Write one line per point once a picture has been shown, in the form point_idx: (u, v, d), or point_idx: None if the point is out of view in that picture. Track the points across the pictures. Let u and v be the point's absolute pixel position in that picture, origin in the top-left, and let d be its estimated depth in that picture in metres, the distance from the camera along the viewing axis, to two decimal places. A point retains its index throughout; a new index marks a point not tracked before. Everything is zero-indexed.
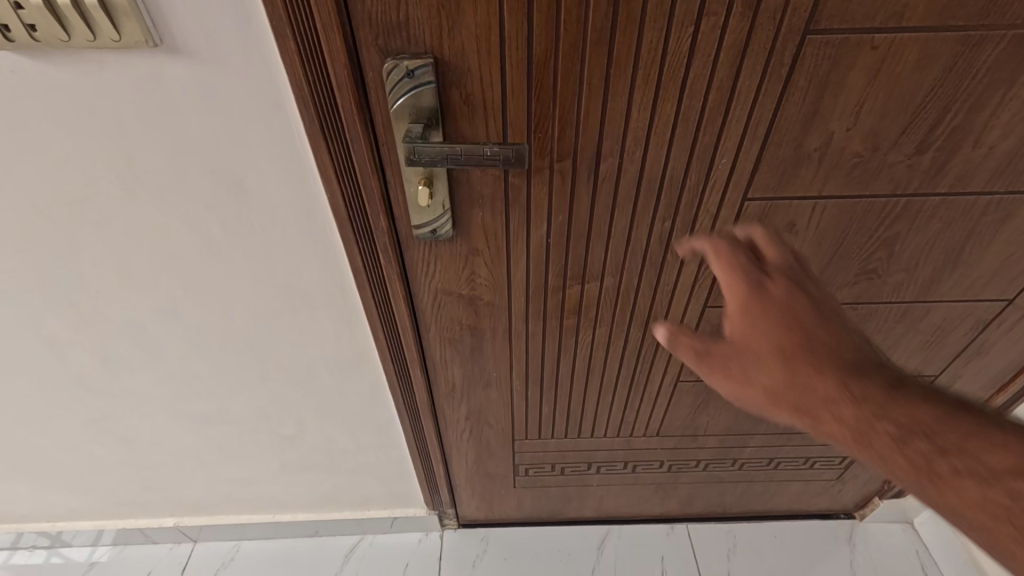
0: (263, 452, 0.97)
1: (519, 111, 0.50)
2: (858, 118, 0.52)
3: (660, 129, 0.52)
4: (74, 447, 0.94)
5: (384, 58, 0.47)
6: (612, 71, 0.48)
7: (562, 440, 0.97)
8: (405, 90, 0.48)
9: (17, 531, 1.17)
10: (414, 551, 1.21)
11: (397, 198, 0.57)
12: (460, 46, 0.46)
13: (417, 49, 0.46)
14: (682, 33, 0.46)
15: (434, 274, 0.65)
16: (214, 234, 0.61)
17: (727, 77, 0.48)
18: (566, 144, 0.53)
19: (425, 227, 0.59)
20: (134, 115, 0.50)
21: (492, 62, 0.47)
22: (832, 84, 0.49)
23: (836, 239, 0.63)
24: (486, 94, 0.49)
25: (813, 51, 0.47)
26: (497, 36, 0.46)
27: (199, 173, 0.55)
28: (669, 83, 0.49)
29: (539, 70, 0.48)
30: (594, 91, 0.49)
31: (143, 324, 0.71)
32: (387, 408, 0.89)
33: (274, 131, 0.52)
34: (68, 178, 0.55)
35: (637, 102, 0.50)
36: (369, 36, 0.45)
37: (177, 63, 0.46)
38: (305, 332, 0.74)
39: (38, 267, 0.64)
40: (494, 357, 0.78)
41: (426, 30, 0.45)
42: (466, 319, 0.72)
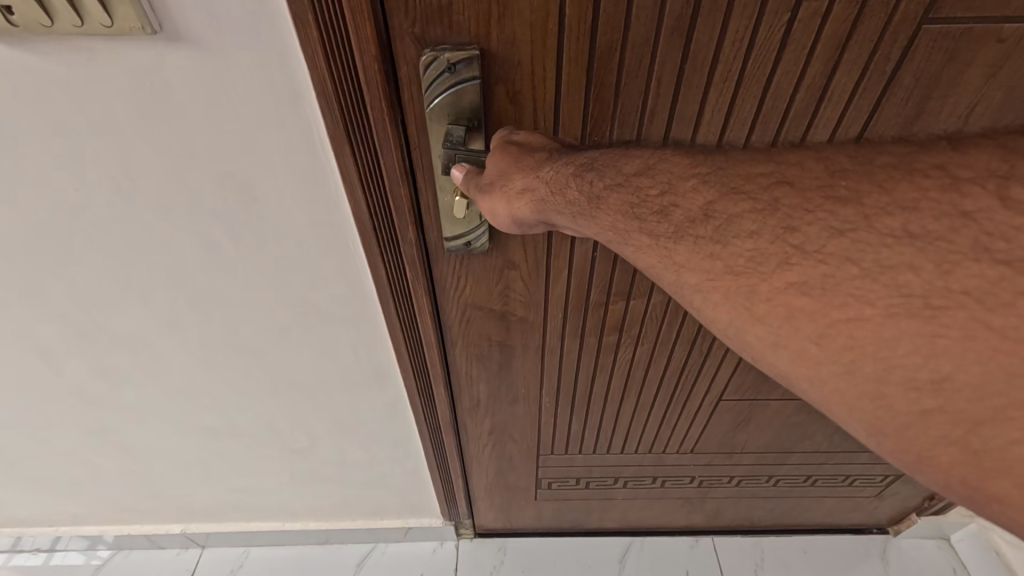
0: (273, 464, 0.92)
1: (574, 110, 0.44)
2: (966, 124, 0.44)
3: (735, 134, 0.45)
4: (74, 457, 0.89)
5: (421, 49, 0.40)
6: (687, 65, 0.41)
7: (589, 455, 0.92)
8: (445, 87, 0.41)
9: (18, 534, 1.13)
10: (428, 561, 1.17)
11: (428, 208, 0.50)
12: (511, 35, 0.40)
13: (460, 39, 0.40)
14: (776, 22, 0.39)
15: (463, 288, 0.59)
16: (220, 244, 0.55)
17: (822, 73, 0.41)
18: None
19: (458, 239, 0.52)
20: (130, 112, 0.44)
21: (547, 54, 0.41)
22: (942, 84, 0.42)
23: None
24: (537, 91, 0.43)
25: (928, 43, 0.39)
26: (555, 23, 0.39)
27: (205, 179, 0.49)
28: (751, 81, 0.42)
29: (601, 64, 0.41)
30: (664, 88, 0.42)
31: (143, 337, 0.66)
32: (406, 421, 0.83)
33: (289, 131, 0.45)
34: (55, 182, 0.49)
35: (711, 101, 0.43)
36: (405, 23, 0.39)
37: (178, 53, 0.40)
38: (321, 347, 0.68)
39: (28, 277, 0.58)
40: (524, 373, 0.72)
41: (472, 17, 0.39)
42: (496, 336, 0.66)
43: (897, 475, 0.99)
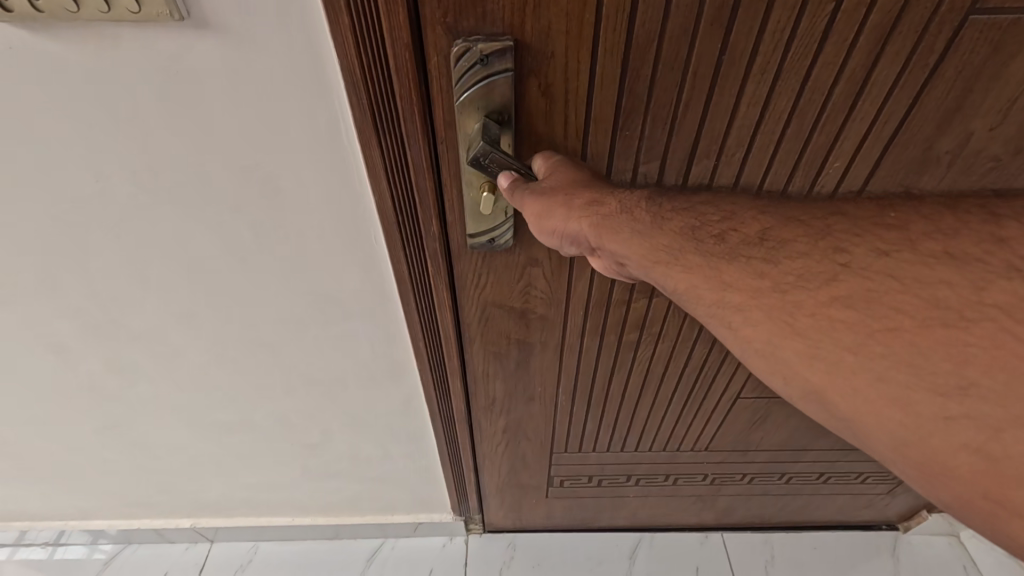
0: (285, 459, 0.92)
1: (607, 103, 0.43)
2: (1005, 117, 0.43)
3: (770, 127, 0.44)
4: (85, 452, 0.89)
5: (452, 39, 0.39)
6: (725, 58, 0.40)
7: (603, 453, 0.91)
8: (476, 81, 0.40)
9: (26, 528, 1.12)
10: (439, 557, 1.17)
11: (453, 206, 0.49)
12: (547, 26, 0.38)
13: (494, 30, 0.39)
14: (820, 13, 0.38)
15: (484, 286, 0.58)
16: (240, 237, 0.54)
17: (863, 65, 0.40)
18: (655, 144, 0.45)
19: (482, 236, 0.51)
20: (153, 102, 0.43)
21: (582, 46, 0.39)
22: (986, 77, 0.41)
23: None
24: (570, 83, 0.42)
25: (973, 34, 0.38)
26: (592, 12, 0.38)
27: (228, 173, 0.48)
28: (789, 73, 0.41)
29: (637, 56, 0.40)
30: (700, 80, 0.41)
31: (159, 332, 0.65)
32: (421, 417, 0.83)
33: (316, 121, 0.44)
34: (75, 173, 0.48)
35: (747, 95, 0.42)
36: (435, 13, 0.37)
37: (206, 40, 0.39)
38: (339, 343, 0.67)
39: (44, 270, 0.57)
40: (541, 369, 0.71)
41: (507, 7, 0.37)
42: (515, 334, 0.65)
43: None
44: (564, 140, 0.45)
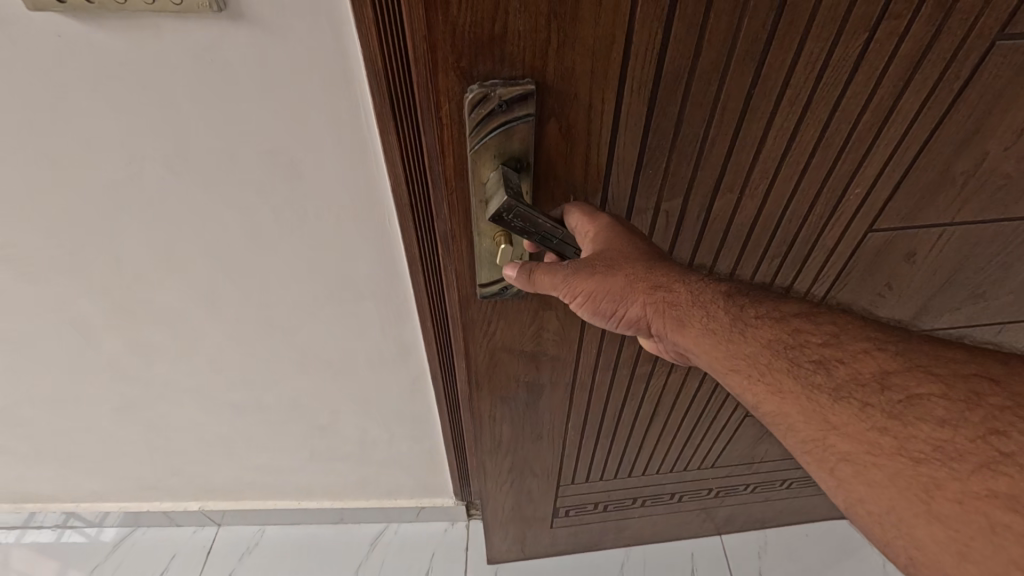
0: (295, 442, 0.95)
1: (631, 143, 0.46)
2: (1019, 139, 0.48)
3: (795, 158, 0.49)
4: (101, 433, 0.91)
5: (468, 84, 0.40)
6: (753, 95, 0.43)
7: (610, 480, 0.95)
8: (494, 128, 0.42)
9: (37, 511, 1.15)
10: (440, 541, 1.20)
11: (464, 249, 0.52)
12: (568, 68, 0.40)
13: (513, 75, 0.40)
14: (853, 43, 0.40)
15: (496, 331, 0.61)
16: (261, 219, 0.57)
17: (890, 94, 0.44)
18: (681, 175, 0.49)
19: (495, 281, 0.54)
20: (188, 89, 0.46)
21: (605, 87, 0.42)
22: (1004, 101, 0.45)
23: (955, 262, 0.63)
24: (589, 124, 0.44)
25: (998, 59, 0.42)
26: (619, 52, 0.40)
27: (255, 157, 0.51)
28: (819, 104, 0.44)
29: (666, 93, 0.42)
30: (726, 117, 0.44)
31: (180, 312, 0.68)
32: (427, 400, 0.86)
33: (338, 109, 0.47)
34: (110, 156, 0.51)
35: (774, 129, 0.46)
36: (449, 59, 0.39)
37: (240, 31, 0.42)
38: (351, 325, 0.70)
39: (75, 250, 0.60)
40: (551, 406, 0.75)
41: (529, 52, 0.39)
42: (525, 373, 0.68)
43: None
44: (582, 178, 0.48)
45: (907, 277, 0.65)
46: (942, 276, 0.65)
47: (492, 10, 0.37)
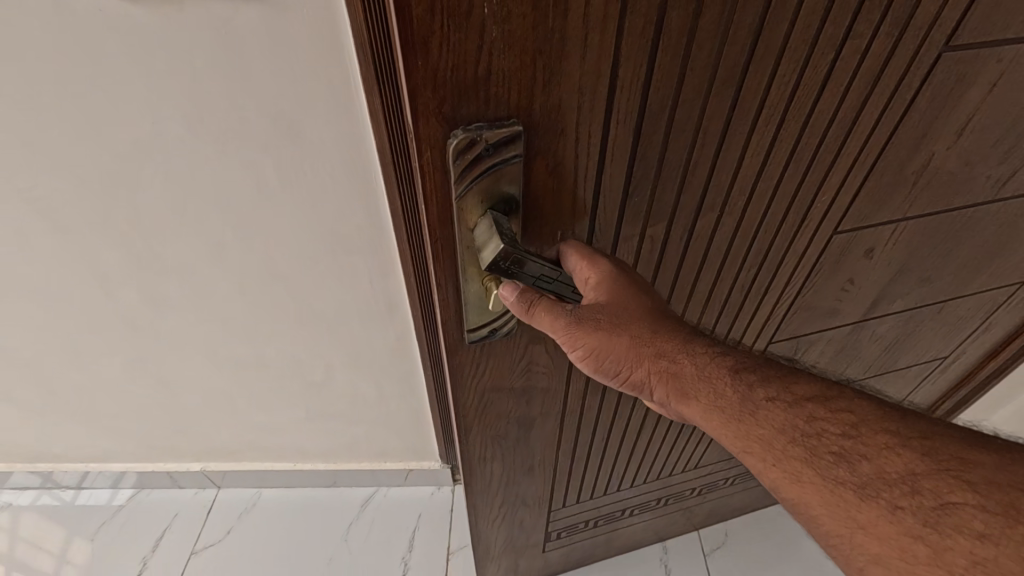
0: (292, 399, 1.03)
1: (618, 173, 0.46)
2: (958, 138, 0.57)
3: (770, 172, 0.53)
4: (114, 386, 1.00)
5: (451, 130, 0.39)
6: (733, 117, 0.46)
7: (600, 496, 1.02)
8: (482, 173, 0.41)
9: (49, 470, 1.23)
10: (427, 503, 1.28)
11: (452, 293, 0.50)
12: (554, 104, 0.40)
13: (496, 116, 0.39)
14: (821, 61, 0.45)
15: (484, 370, 0.61)
16: (265, 176, 0.66)
17: (852, 108, 0.50)
18: (665, 202, 0.51)
19: (483, 319, 0.53)
20: (206, 57, 0.55)
21: (592, 124, 0.42)
22: (947, 106, 0.53)
23: (906, 254, 0.71)
24: (574, 159, 0.44)
25: (944, 66, 0.49)
26: (605, 84, 0.40)
27: (263, 120, 0.60)
28: (792, 119, 0.49)
29: (651, 120, 0.43)
30: (708, 140, 0.47)
31: (191, 264, 0.77)
32: (412, 357, 0.95)
33: (332, 77, 0.57)
34: (138, 116, 0.60)
35: (751, 148, 0.50)
36: (432, 104, 0.38)
37: (251, 8, 0.51)
38: (343, 280, 0.79)
39: (103, 202, 0.69)
40: (542, 436, 0.78)
41: (513, 90, 0.38)
42: (517, 409, 0.70)
43: None
44: (568, 213, 0.48)
45: (870, 272, 0.73)
46: (888, 264, 0.72)
47: (475, 53, 0.36)
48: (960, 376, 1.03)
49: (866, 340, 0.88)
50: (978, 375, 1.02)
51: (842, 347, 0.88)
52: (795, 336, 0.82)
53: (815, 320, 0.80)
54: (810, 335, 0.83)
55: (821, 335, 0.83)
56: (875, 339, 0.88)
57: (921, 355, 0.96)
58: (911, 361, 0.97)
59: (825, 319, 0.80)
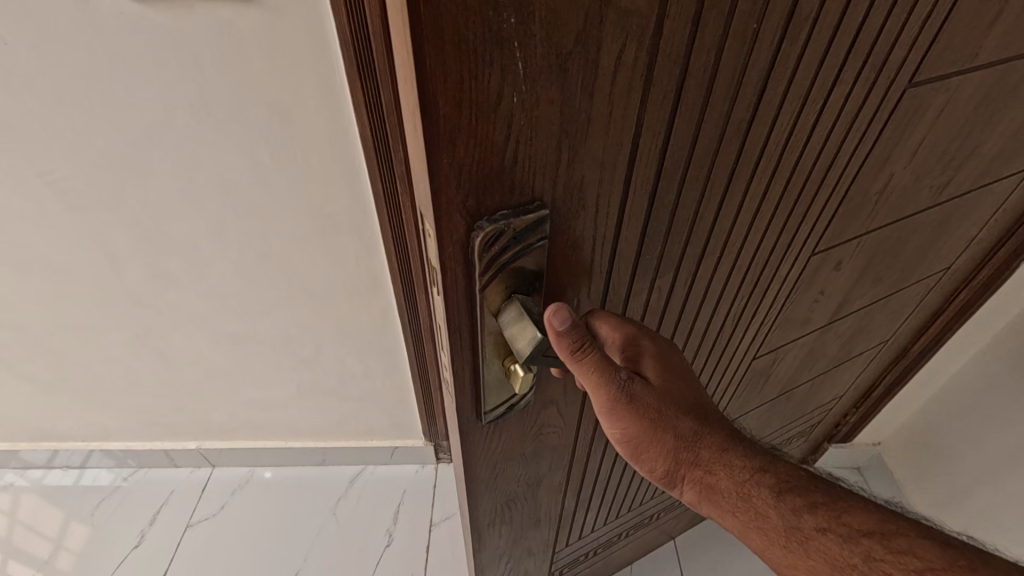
0: (285, 375, 1.11)
1: (632, 237, 0.44)
2: (914, 156, 0.61)
3: (762, 212, 0.54)
4: (118, 362, 1.07)
5: (474, 223, 0.34)
6: (738, 169, 0.46)
7: (598, 527, 0.98)
8: (509, 260, 0.36)
9: (53, 449, 1.30)
10: (411, 480, 1.36)
11: (469, 380, 0.44)
12: (581, 182, 0.36)
13: (521, 201, 0.35)
14: (812, 108, 0.46)
15: (497, 448, 0.54)
16: (262, 158, 0.74)
17: (834, 144, 0.52)
18: (673, 256, 0.50)
19: (500, 403, 0.47)
20: (213, 54, 0.64)
21: (611, 199, 0.39)
22: (905, 132, 0.57)
23: (866, 260, 0.75)
24: (596, 234, 0.40)
25: (908, 100, 0.53)
26: (627, 161, 0.37)
27: (259, 107, 0.69)
28: (784, 163, 0.50)
29: (666, 186, 0.41)
30: (714, 193, 0.46)
31: (194, 242, 0.85)
32: (394, 333, 1.03)
33: (321, 71, 0.65)
34: (151, 105, 0.69)
35: (750, 194, 0.50)
36: (455, 198, 0.32)
37: (251, 12, 0.60)
38: (331, 255, 0.87)
39: (115, 183, 0.77)
40: (550, 490, 0.72)
41: (541, 175, 0.34)
42: (527, 475, 0.64)
43: (815, 418, 1.21)
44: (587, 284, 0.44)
45: (837, 282, 0.76)
46: (850, 272, 0.76)
47: (501, 145, 0.31)
48: (899, 354, 1.11)
49: (832, 339, 0.92)
50: (913, 352, 1.10)
51: (810, 351, 0.91)
52: (773, 351, 0.84)
53: (791, 332, 0.82)
54: (785, 346, 0.85)
55: (795, 344, 0.86)
56: (839, 337, 0.92)
57: (872, 343, 1.02)
58: (862, 349, 1.02)
59: (799, 328, 0.82)
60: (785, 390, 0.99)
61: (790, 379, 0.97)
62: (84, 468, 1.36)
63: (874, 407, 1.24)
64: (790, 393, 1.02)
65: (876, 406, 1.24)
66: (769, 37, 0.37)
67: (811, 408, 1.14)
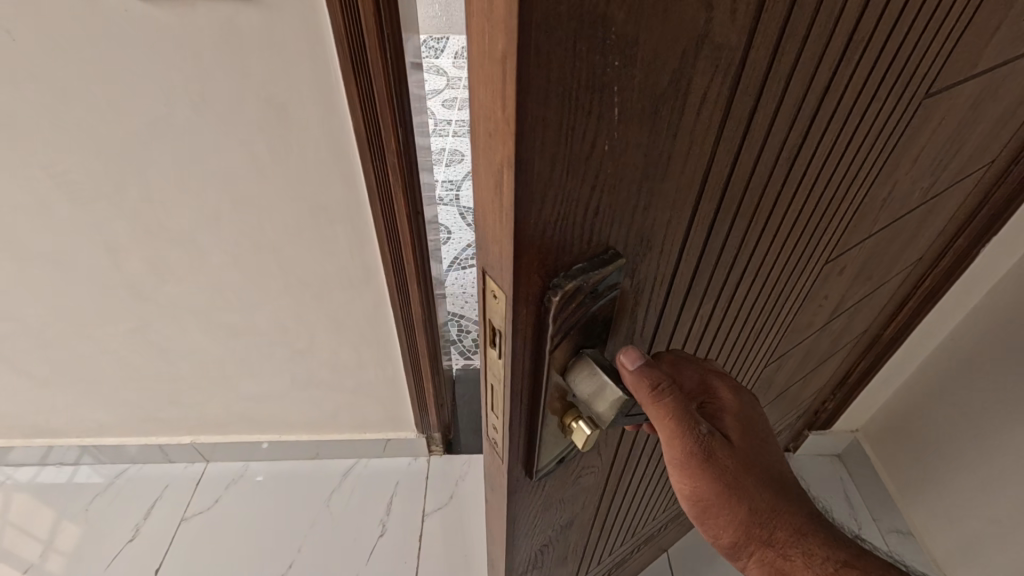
0: (280, 368, 1.13)
1: (688, 266, 0.42)
2: (922, 162, 0.62)
3: (800, 230, 0.54)
4: (114, 355, 1.09)
5: (551, 278, 0.31)
6: (787, 191, 0.45)
7: (616, 550, 0.96)
8: (582, 314, 0.34)
9: (47, 446, 1.31)
10: (404, 472, 1.39)
11: (525, 436, 0.41)
12: (652, 223, 0.34)
13: (596, 251, 0.32)
14: (857, 128, 0.46)
15: (541, 497, 0.51)
16: (259, 151, 0.78)
17: (868, 160, 0.53)
18: (719, 280, 0.49)
19: (552, 455, 0.45)
20: (213, 49, 0.67)
21: (676, 233, 0.37)
22: (923, 142, 0.58)
23: (866, 261, 0.78)
24: (655, 271, 0.39)
25: (932, 113, 0.54)
26: (694, 195, 0.36)
27: (257, 100, 0.72)
28: (825, 182, 0.50)
29: (724, 214, 0.41)
30: (762, 216, 0.46)
31: (191, 233, 0.88)
32: (387, 324, 1.06)
33: (316, 66, 0.69)
34: (152, 100, 0.72)
35: (793, 214, 0.50)
36: (539, 255, 0.30)
37: (251, 10, 0.64)
38: (326, 246, 0.91)
39: (116, 175, 0.80)
40: (580, 528, 0.69)
41: (619, 221, 0.32)
42: (561, 519, 0.61)
43: (798, 409, 1.25)
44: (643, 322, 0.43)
45: (841, 285, 0.78)
46: (851, 274, 0.78)
47: (588, 194, 0.29)
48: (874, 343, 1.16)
49: (827, 336, 0.95)
50: (884, 339, 1.15)
51: (808, 350, 0.94)
52: (782, 355, 0.86)
53: (798, 335, 0.84)
54: (792, 348, 0.87)
55: (799, 345, 0.88)
56: (832, 334, 0.96)
57: (854, 334, 1.06)
58: (846, 340, 1.06)
59: (804, 331, 0.84)
60: (781, 388, 1.02)
61: (787, 378, 0.99)
62: (80, 466, 1.38)
63: (853, 394, 1.29)
64: (786, 390, 1.05)
65: (855, 393, 1.28)
66: (831, 59, 0.36)
67: (796, 402, 1.18)
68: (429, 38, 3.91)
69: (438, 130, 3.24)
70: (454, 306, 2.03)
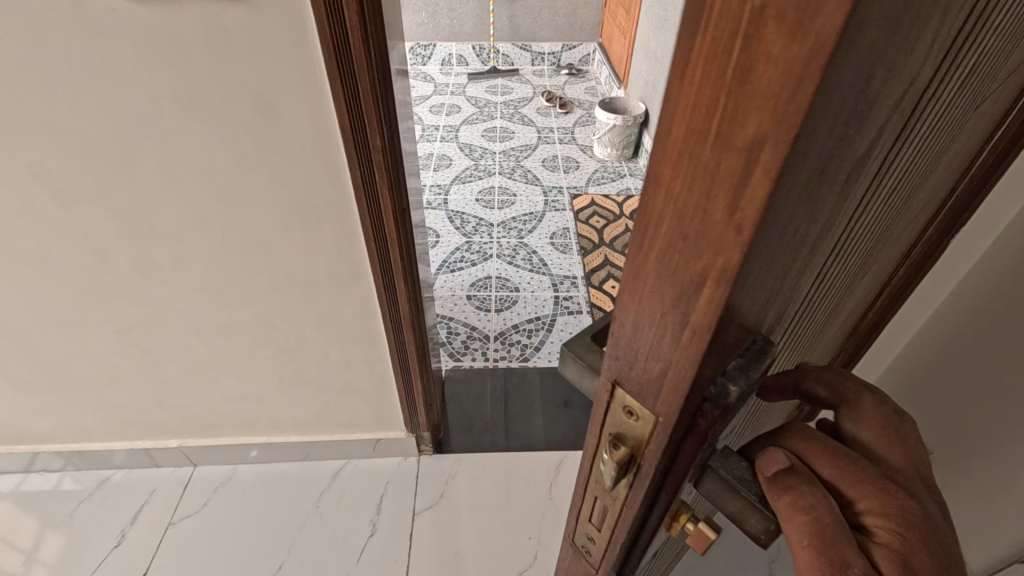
0: (267, 367, 1.14)
1: (809, 324, 0.40)
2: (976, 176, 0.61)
3: (886, 260, 0.52)
4: (100, 358, 1.09)
5: (716, 380, 0.29)
6: (896, 228, 0.43)
7: None
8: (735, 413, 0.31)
9: (33, 452, 1.30)
10: (394, 472, 1.39)
11: (650, 525, 0.39)
12: (802, 301, 0.32)
13: (760, 345, 0.30)
14: (955, 156, 0.45)
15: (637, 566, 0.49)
16: (245, 149, 0.79)
17: (948, 184, 0.52)
18: (822, 323, 0.47)
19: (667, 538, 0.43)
20: (199, 48, 0.69)
21: (814, 297, 0.35)
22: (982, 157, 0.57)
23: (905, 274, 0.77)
24: (788, 340, 0.37)
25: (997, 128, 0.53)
26: (838, 261, 0.34)
27: (243, 97, 0.73)
28: (917, 212, 0.48)
29: (852, 264, 0.39)
30: (871, 257, 0.44)
31: (178, 232, 0.88)
32: (374, 322, 1.06)
33: (302, 65, 0.70)
34: (138, 99, 0.73)
35: (888, 249, 0.48)
36: (717, 360, 0.27)
37: (237, 9, 0.65)
38: (312, 243, 0.91)
39: (102, 175, 0.81)
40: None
41: (780, 307, 0.30)
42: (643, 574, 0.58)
43: None
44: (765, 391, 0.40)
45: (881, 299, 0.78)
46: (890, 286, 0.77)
47: (772, 289, 0.27)
48: None
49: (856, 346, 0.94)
50: None
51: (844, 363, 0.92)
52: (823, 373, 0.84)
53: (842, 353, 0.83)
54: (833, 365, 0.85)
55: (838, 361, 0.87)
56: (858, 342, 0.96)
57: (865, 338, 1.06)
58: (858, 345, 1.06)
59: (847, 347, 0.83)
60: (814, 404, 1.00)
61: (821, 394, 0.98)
62: (65, 472, 1.36)
63: None
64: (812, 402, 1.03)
65: None
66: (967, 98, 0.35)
67: None
68: (415, 45, 3.95)
69: (425, 135, 3.26)
70: (442, 308, 2.04)
